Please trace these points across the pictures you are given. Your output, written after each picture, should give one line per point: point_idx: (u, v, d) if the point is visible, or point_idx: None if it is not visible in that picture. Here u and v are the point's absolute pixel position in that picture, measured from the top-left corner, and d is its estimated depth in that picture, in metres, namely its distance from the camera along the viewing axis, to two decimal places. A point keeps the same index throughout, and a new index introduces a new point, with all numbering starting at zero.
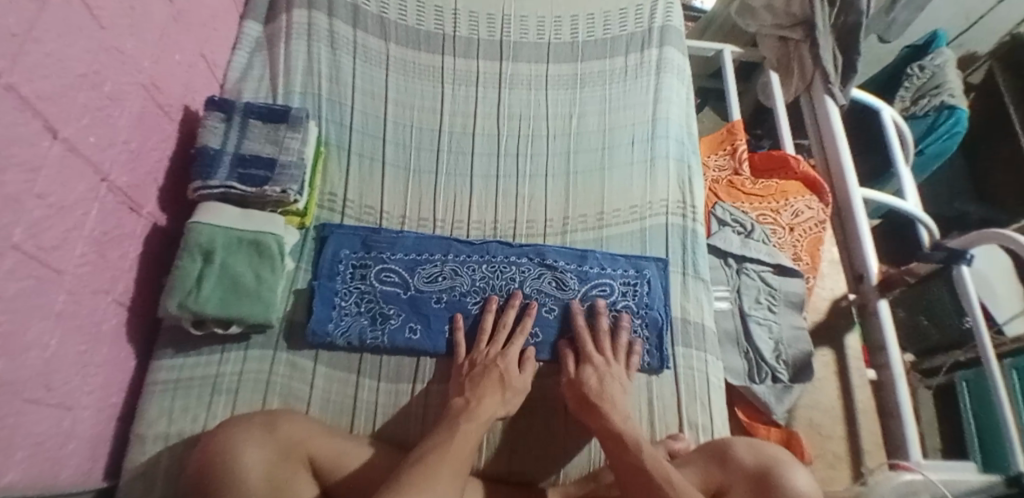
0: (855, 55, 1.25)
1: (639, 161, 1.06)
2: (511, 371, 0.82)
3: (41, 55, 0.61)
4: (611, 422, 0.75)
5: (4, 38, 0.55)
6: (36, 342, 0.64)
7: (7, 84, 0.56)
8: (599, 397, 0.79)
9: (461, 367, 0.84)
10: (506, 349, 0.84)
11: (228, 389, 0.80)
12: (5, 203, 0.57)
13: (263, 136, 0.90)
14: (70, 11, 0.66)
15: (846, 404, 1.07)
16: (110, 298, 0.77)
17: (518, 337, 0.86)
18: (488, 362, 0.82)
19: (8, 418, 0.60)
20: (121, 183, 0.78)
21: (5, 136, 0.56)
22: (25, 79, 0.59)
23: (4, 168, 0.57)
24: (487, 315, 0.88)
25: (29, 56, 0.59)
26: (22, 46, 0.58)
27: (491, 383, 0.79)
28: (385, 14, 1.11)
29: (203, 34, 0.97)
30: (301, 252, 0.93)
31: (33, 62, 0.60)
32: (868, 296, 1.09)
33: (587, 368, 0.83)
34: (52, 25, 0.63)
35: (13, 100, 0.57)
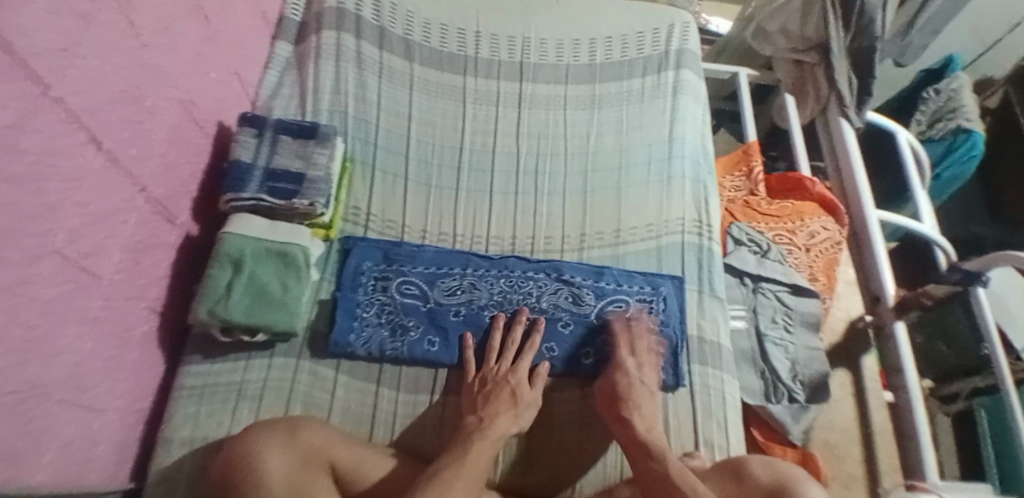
0: (869, 78, 1.27)
1: (655, 179, 1.08)
2: (522, 387, 0.83)
3: (85, 70, 0.65)
4: (636, 431, 0.77)
5: (51, 53, 0.58)
6: (69, 345, 0.67)
7: (55, 97, 0.60)
8: (626, 406, 0.80)
9: (470, 385, 0.84)
10: (516, 366, 0.85)
11: (252, 396, 0.82)
12: (46, 210, 0.60)
13: (292, 151, 0.93)
14: (115, 29, 0.69)
15: (863, 426, 1.06)
16: (142, 304, 0.80)
17: (529, 352, 0.87)
18: (499, 378, 0.83)
19: (39, 417, 0.62)
20: (157, 194, 0.82)
21: (49, 146, 0.60)
22: (70, 92, 0.62)
23: (45, 177, 0.60)
24: (495, 333, 0.89)
25: (74, 71, 0.63)
26: (69, 60, 0.61)
27: (502, 399, 0.80)
28: (410, 36, 1.15)
29: (237, 53, 1.01)
30: (325, 264, 0.96)
31: (78, 77, 0.63)
32: (884, 317, 1.08)
33: (619, 372, 0.84)
34: (97, 42, 0.66)
35: (59, 112, 0.61)
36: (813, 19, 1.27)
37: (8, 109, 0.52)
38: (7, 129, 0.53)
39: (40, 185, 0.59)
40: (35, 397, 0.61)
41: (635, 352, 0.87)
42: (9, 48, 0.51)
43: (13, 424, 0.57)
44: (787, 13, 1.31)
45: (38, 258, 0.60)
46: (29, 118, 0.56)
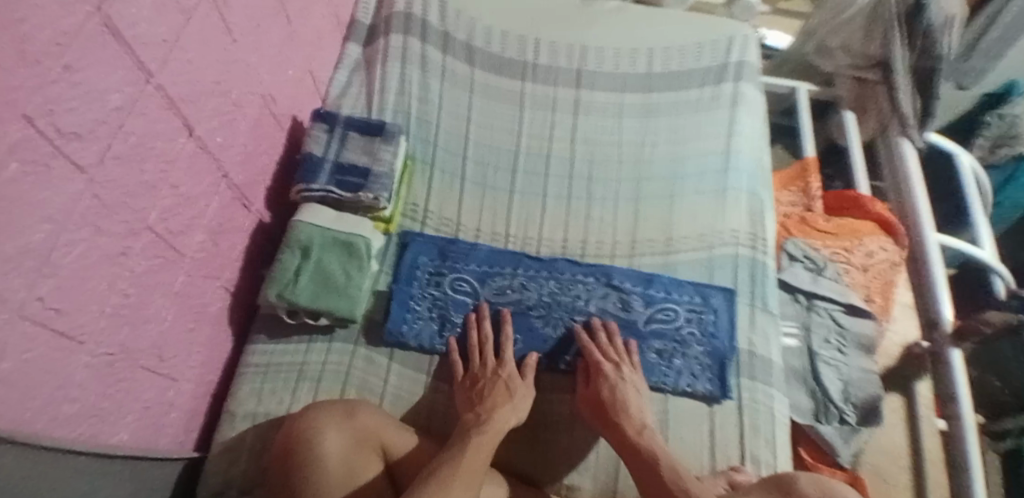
0: (933, 100, 1.25)
1: (709, 190, 1.08)
2: (514, 379, 0.84)
3: (184, 61, 0.70)
4: (625, 433, 0.79)
5: (155, 44, 0.63)
6: (155, 316, 0.72)
7: (157, 85, 0.65)
8: (614, 408, 0.82)
9: (462, 383, 0.85)
10: (502, 361, 0.86)
11: (312, 377, 0.86)
12: (144, 189, 0.65)
13: (359, 147, 0.98)
14: (211, 25, 0.74)
15: (914, 453, 1.02)
16: (217, 283, 0.85)
17: (507, 347, 0.88)
18: (489, 375, 0.84)
19: (123, 380, 0.67)
20: (237, 180, 0.87)
21: (150, 130, 0.65)
22: (170, 81, 0.67)
23: (145, 158, 0.65)
24: (471, 331, 0.90)
25: (174, 62, 0.68)
26: (169, 52, 0.66)
27: (499, 394, 0.81)
28: (473, 41, 1.19)
29: (313, 53, 1.07)
30: (383, 256, 0.99)
31: (177, 67, 0.68)
32: (940, 342, 1.04)
33: (599, 380, 0.85)
34: (195, 36, 0.71)
35: (160, 99, 0.66)
36: (876, 37, 1.25)
37: (115, 94, 0.57)
38: (114, 111, 0.58)
39: (140, 165, 0.64)
40: (121, 361, 0.66)
41: (607, 352, 0.89)
42: (119, 36, 0.57)
43: (97, 385, 0.62)
44: (850, 29, 1.29)
45: (134, 232, 0.65)
46: (133, 102, 0.61)
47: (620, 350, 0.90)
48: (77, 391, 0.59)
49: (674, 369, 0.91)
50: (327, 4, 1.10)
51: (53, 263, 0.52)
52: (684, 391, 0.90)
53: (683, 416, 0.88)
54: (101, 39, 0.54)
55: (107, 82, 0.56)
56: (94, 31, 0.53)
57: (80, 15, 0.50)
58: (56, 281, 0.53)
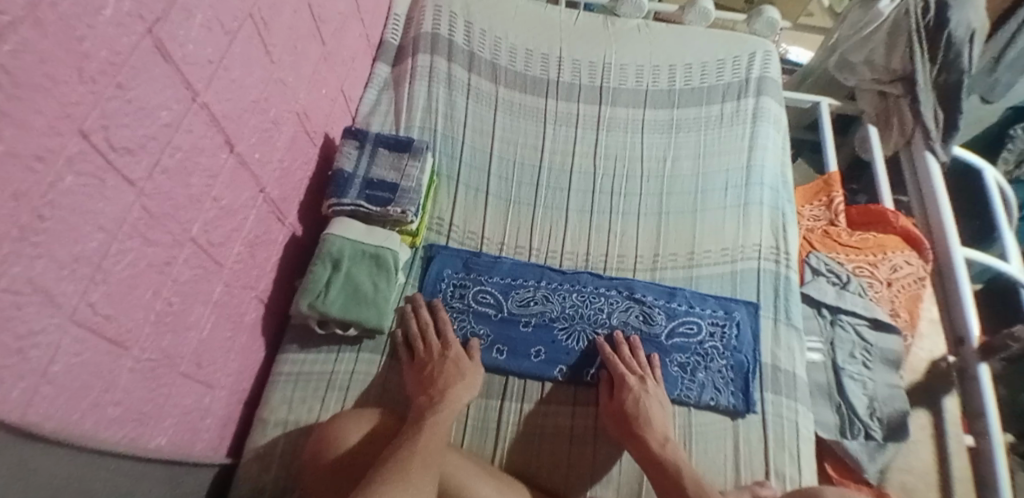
0: (958, 113, 1.24)
1: (732, 205, 1.08)
2: (462, 359, 0.87)
3: (227, 81, 0.73)
4: (649, 446, 0.80)
5: (200, 64, 0.67)
6: (195, 323, 0.75)
7: (202, 103, 0.68)
8: (638, 420, 0.82)
9: (412, 367, 0.88)
10: (444, 342, 0.89)
11: (340, 386, 0.89)
12: (189, 202, 0.69)
13: (388, 163, 1.01)
14: (252, 46, 0.78)
15: (942, 471, 0.96)
16: (253, 293, 0.89)
17: (448, 330, 0.91)
18: (437, 358, 0.87)
19: (164, 386, 0.70)
20: (273, 195, 0.91)
21: (196, 146, 0.68)
22: (214, 100, 0.71)
23: (191, 173, 0.68)
24: (409, 321, 0.92)
25: (219, 81, 0.71)
26: (214, 72, 0.70)
27: (448, 373, 0.84)
28: (497, 60, 1.22)
29: (345, 73, 1.11)
30: (409, 268, 1.02)
31: (221, 87, 0.72)
32: (967, 357, 1.03)
33: (624, 391, 0.86)
34: (238, 57, 0.75)
35: (205, 116, 0.69)
36: (899, 51, 1.25)
37: (164, 111, 0.61)
38: (163, 127, 0.61)
39: (186, 180, 0.67)
40: (163, 366, 0.69)
41: (630, 363, 0.90)
42: (169, 58, 0.61)
43: (140, 388, 0.65)
44: (872, 44, 1.29)
45: (179, 243, 0.68)
46: (181, 119, 0.64)
47: (644, 363, 0.91)
48: (122, 393, 0.62)
49: (698, 383, 0.91)
50: (359, 26, 1.14)
51: (105, 270, 0.56)
52: (708, 405, 0.90)
53: (705, 429, 0.88)
54: (151, 60, 0.58)
55: (157, 100, 0.59)
56: (146, 53, 0.57)
57: (134, 37, 0.54)
58: (106, 289, 0.56)
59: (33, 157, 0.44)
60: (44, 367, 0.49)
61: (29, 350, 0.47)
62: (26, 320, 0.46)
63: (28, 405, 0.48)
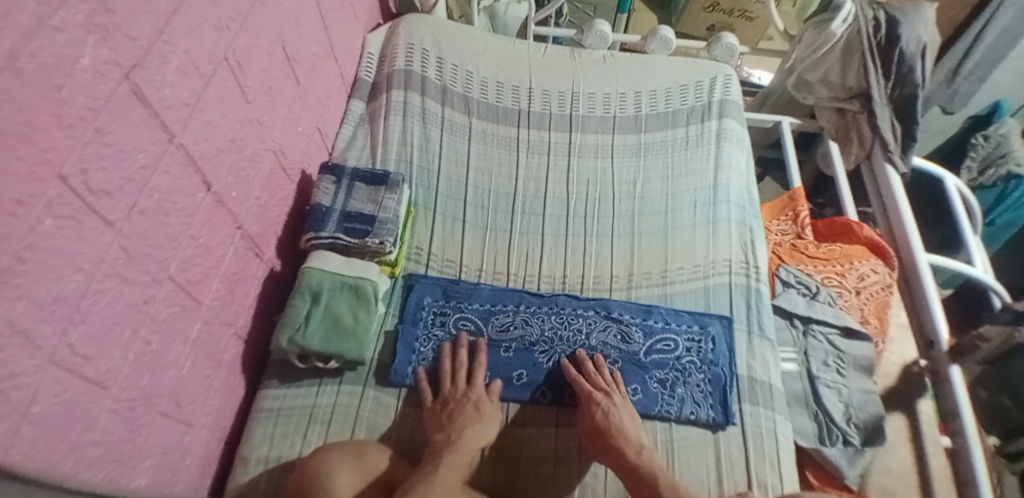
0: (914, 125, 1.30)
1: (701, 222, 1.12)
2: (482, 401, 0.89)
3: (203, 122, 0.76)
4: (625, 455, 0.81)
5: (177, 106, 0.69)
6: (174, 361, 0.75)
7: (179, 144, 0.70)
8: (610, 432, 0.84)
9: (432, 405, 0.89)
10: (471, 384, 0.91)
11: (323, 419, 0.88)
12: (166, 241, 0.70)
13: (365, 196, 1.03)
14: (226, 88, 0.81)
15: (921, 471, 0.97)
16: (232, 330, 0.89)
17: (479, 372, 0.92)
18: (459, 397, 0.88)
19: (144, 425, 0.70)
20: (251, 231, 0.92)
21: (172, 186, 0.70)
22: (191, 140, 0.73)
23: (167, 212, 0.70)
24: (444, 358, 0.94)
25: (194, 123, 0.74)
26: (190, 114, 0.72)
27: (466, 415, 0.85)
28: (469, 93, 1.27)
29: (320, 110, 1.14)
30: (389, 298, 1.03)
31: (196, 128, 0.74)
32: (939, 361, 1.06)
33: (591, 406, 0.87)
34: (212, 99, 0.77)
35: (181, 157, 0.71)
36: (853, 70, 1.32)
37: (142, 153, 0.63)
38: (141, 169, 0.63)
39: (163, 219, 0.69)
40: (141, 405, 0.69)
41: (590, 380, 0.91)
42: (147, 102, 0.63)
43: (120, 428, 0.65)
44: (827, 64, 1.35)
45: (156, 281, 0.69)
46: (157, 161, 0.66)
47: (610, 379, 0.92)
48: (102, 434, 0.62)
49: (677, 398, 0.93)
50: (333, 64, 1.18)
51: (84, 310, 0.57)
52: (688, 419, 0.91)
53: (684, 443, 0.90)
54: (129, 105, 0.60)
55: (135, 142, 0.62)
56: (123, 98, 0.59)
57: (110, 84, 0.57)
58: (84, 329, 0.57)
59: (15, 201, 0.45)
60: (25, 407, 0.50)
61: (10, 391, 0.48)
62: (7, 362, 0.47)
63: (10, 445, 0.48)
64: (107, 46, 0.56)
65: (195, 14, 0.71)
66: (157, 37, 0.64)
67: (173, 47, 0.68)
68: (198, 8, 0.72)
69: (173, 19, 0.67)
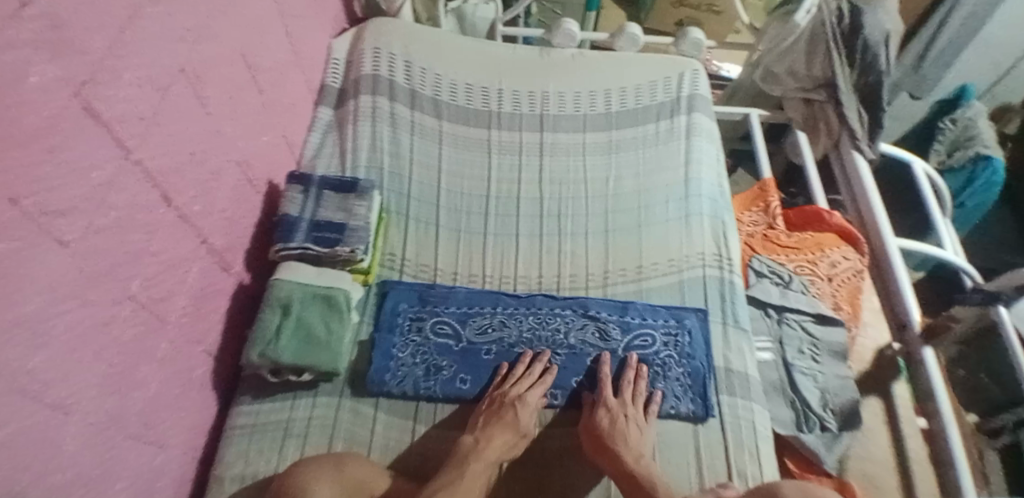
0: (880, 112, 1.32)
1: (674, 217, 1.13)
2: (525, 412, 0.87)
3: (159, 136, 0.73)
4: (624, 461, 0.80)
5: (131, 121, 0.67)
6: (141, 383, 0.73)
7: (135, 160, 0.68)
8: (612, 437, 0.83)
9: (480, 412, 0.89)
10: (525, 394, 0.89)
11: (298, 433, 0.87)
12: (126, 260, 0.68)
13: (335, 204, 1.01)
14: (184, 100, 0.78)
15: (898, 455, 0.99)
16: (201, 347, 0.86)
17: (537, 386, 0.91)
18: (505, 401, 0.88)
19: (112, 449, 0.68)
20: (217, 245, 0.89)
21: (131, 203, 0.68)
22: (147, 155, 0.71)
23: (127, 230, 0.67)
24: (519, 363, 0.94)
25: (151, 138, 0.71)
26: (146, 128, 0.70)
27: (506, 423, 0.85)
28: (438, 96, 1.26)
29: (286, 119, 1.12)
30: (364, 307, 1.02)
31: (154, 143, 0.72)
32: (912, 344, 1.06)
33: (600, 411, 0.87)
34: (169, 112, 0.75)
35: (138, 173, 0.69)
36: (818, 60, 1.33)
37: (97, 171, 0.61)
38: (97, 188, 0.62)
39: (122, 237, 0.67)
40: (109, 429, 0.67)
41: (621, 391, 0.91)
42: (99, 119, 0.61)
43: (87, 454, 0.63)
44: (793, 55, 1.36)
45: (118, 301, 0.67)
46: (114, 178, 0.64)
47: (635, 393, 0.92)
48: (69, 461, 0.60)
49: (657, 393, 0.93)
50: (298, 72, 1.16)
51: (43, 335, 0.55)
52: (670, 414, 0.92)
53: (669, 438, 0.90)
54: (81, 122, 0.58)
55: (89, 160, 0.60)
56: (75, 115, 0.57)
57: (60, 102, 0.55)
58: (45, 355, 0.55)
59: None
60: None
61: None
62: None
63: None
64: (56, 64, 0.54)
65: (147, 27, 0.69)
66: (109, 52, 0.62)
67: (126, 61, 0.66)
68: (151, 21, 0.70)
69: (125, 33, 0.65)
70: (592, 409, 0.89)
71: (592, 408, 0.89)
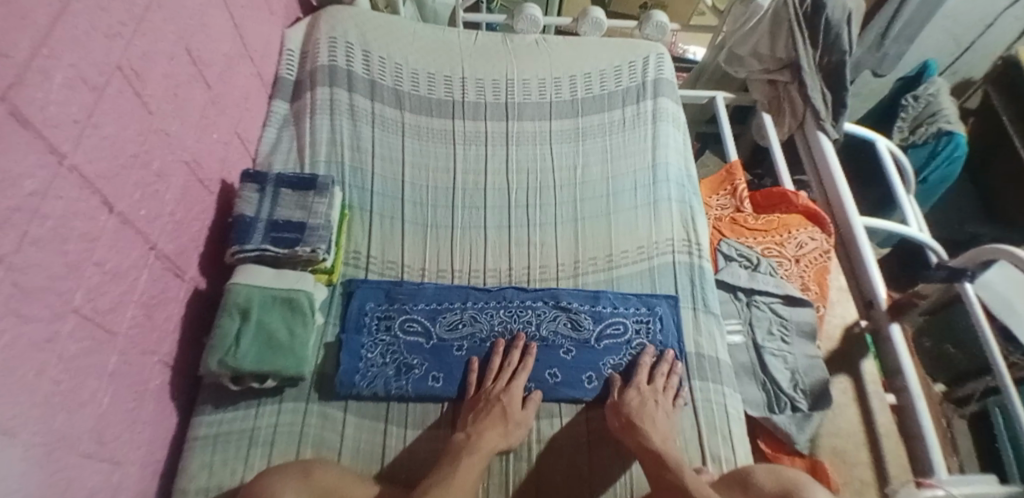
0: (844, 91, 1.33)
1: (643, 203, 1.12)
2: (513, 406, 0.87)
3: (98, 138, 0.68)
4: (650, 442, 0.81)
5: (65, 124, 0.62)
6: (89, 399, 0.68)
7: (70, 165, 0.63)
8: (640, 417, 0.84)
9: (466, 407, 0.88)
10: (509, 386, 0.89)
11: (264, 441, 0.83)
12: (66, 271, 0.63)
13: (294, 202, 0.98)
14: (125, 99, 0.73)
15: (868, 430, 1.01)
16: (156, 358, 0.82)
17: (519, 375, 0.90)
18: (491, 396, 0.87)
19: (63, 470, 0.64)
20: (167, 250, 0.84)
21: (69, 210, 0.63)
22: (85, 160, 0.65)
23: (66, 239, 0.63)
24: (494, 356, 0.92)
25: (89, 140, 0.66)
26: (82, 131, 0.65)
27: (494, 417, 0.84)
28: (399, 86, 1.22)
29: (238, 114, 1.07)
30: (329, 307, 0.98)
31: (93, 146, 0.67)
32: (880, 320, 1.09)
33: (631, 392, 0.88)
34: (108, 112, 0.70)
35: (75, 179, 0.64)
36: (782, 41, 1.32)
37: (28, 179, 0.57)
38: (29, 196, 0.57)
39: (60, 247, 0.62)
40: (58, 450, 0.63)
41: (654, 378, 0.91)
42: (28, 122, 0.56)
43: (35, 478, 0.59)
44: (756, 37, 1.35)
45: (59, 316, 0.62)
46: (48, 186, 0.60)
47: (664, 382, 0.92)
48: (15, 488, 0.56)
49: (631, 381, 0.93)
50: (248, 64, 1.11)
51: None
52: None
53: None
54: (7, 127, 0.53)
55: (18, 168, 0.55)
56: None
57: None
58: None
59: None
60: None
61: None
62: None
63: None
64: None
65: (79, 24, 0.64)
66: (36, 50, 0.57)
67: (57, 60, 0.60)
68: (83, 16, 0.64)
69: (55, 30, 0.60)
70: (620, 392, 0.90)
71: (622, 391, 0.90)
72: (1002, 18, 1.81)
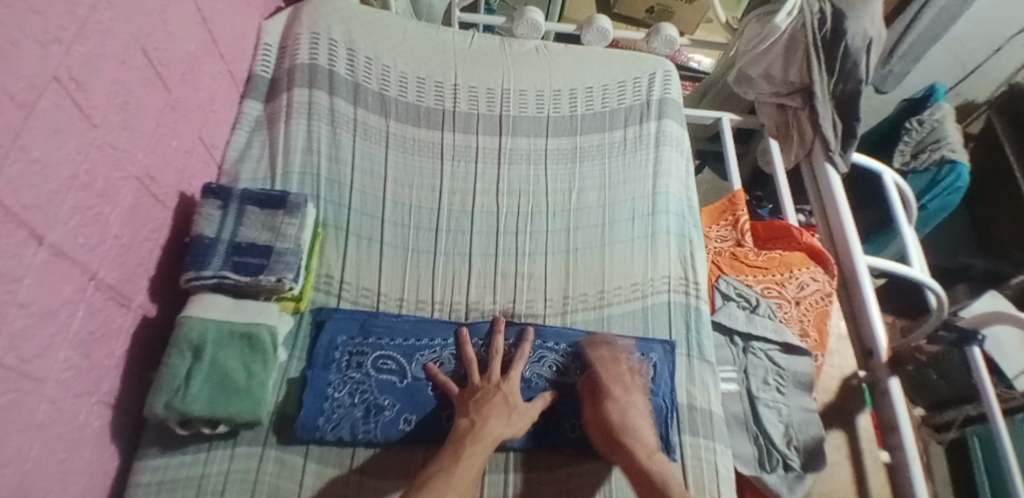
0: (855, 121, 1.26)
1: (640, 236, 1.05)
2: (515, 395, 0.83)
3: (26, 162, 0.58)
4: (634, 456, 0.77)
5: None
6: (15, 456, 0.60)
7: None
8: (622, 431, 0.81)
9: (461, 395, 0.83)
10: (507, 376, 0.85)
11: (213, 490, 0.76)
12: None
13: (260, 223, 0.89)
14: (62, 113, 0.63)
15: (860, 491, 0.98)
16: (94, 399, 0.73)
17: (517, 364, 0.86)
18: (491, 386, 0.83)
19: None
20: (110, 279, 0.75)
21: None
22: (8, 191, 0.55)
23: None
24: (465, 346, 0.89)
25: (13, 166, 0.56)
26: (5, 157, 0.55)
27: (495, 406, 0.80)
28: (386, 91, 1.12)
29: (202, 118, 0.96)
30: (295, 339, 0.91)
31: (19, 172, 0.57)
32: (879, 372, 1.03)
33: (607, 404, 0.84)
34: (39, 131, 0.59)
35: None
36: (796, 64, 1.26)
37: None
38: None
39: None
40: None
41: (626, 382, 0.87)
42: None
43: None
44: (769, 59, 1.27)
45: None
46: None
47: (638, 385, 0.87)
48: None
49: None
50: (217, 62, 1.00)
51: None
52: None
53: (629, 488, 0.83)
54: None
55: None
56: None
57: None
58: None
59: None
60: None
61: None
62: None
63: None
64: None
65: (7, 34, 0.54)
66: None
67: None
68: (14, 26, 0.54)
69: None
70: (594, 400, 0.86)
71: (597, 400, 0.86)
72: (1009, 43, 1.75)
